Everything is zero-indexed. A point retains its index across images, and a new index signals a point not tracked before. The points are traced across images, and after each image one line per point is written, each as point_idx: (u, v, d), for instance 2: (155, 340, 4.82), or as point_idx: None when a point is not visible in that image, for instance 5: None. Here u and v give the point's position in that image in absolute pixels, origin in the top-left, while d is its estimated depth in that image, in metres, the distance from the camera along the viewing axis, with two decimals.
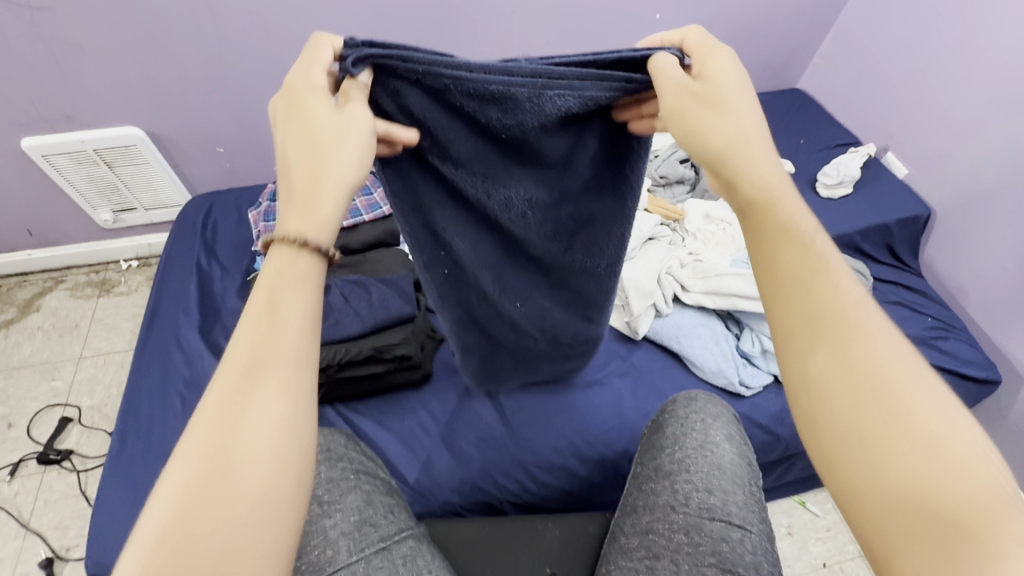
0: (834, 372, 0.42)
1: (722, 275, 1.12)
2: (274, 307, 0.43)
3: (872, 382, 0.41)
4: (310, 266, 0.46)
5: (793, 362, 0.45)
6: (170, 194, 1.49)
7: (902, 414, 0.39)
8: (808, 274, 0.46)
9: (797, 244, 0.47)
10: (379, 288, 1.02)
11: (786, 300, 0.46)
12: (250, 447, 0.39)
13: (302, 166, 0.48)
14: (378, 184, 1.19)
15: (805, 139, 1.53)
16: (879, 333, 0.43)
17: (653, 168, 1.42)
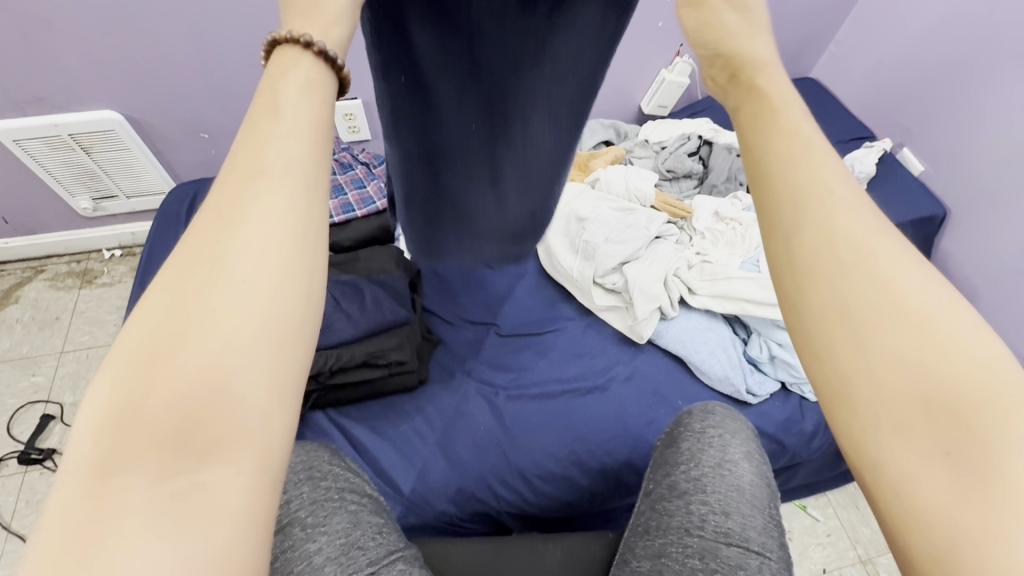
0: (826, 243, 0.31)
1: (732, 279, 1.07)
2: (269, 107, 0.30)
3: (858, 256, 0.31)
4: (316, 78, 0.32)
5: (777, 241, 0.32)
6: (153, 181, 1.42)
7: (894, 295, 0.30)
8: (791, 142, 0.34)
9: (781, 124, 0.35)
10: (373, 290, 0.97)
11: (766, 170, 0.33)
12: (228, 314, 0.26)
13: (291, 12, 0.34)
14: (371, 177, 1.12)
15: (817, 132, 1.47)
16: (853, 203, 0.33)
17: (659, 161, 1.36)
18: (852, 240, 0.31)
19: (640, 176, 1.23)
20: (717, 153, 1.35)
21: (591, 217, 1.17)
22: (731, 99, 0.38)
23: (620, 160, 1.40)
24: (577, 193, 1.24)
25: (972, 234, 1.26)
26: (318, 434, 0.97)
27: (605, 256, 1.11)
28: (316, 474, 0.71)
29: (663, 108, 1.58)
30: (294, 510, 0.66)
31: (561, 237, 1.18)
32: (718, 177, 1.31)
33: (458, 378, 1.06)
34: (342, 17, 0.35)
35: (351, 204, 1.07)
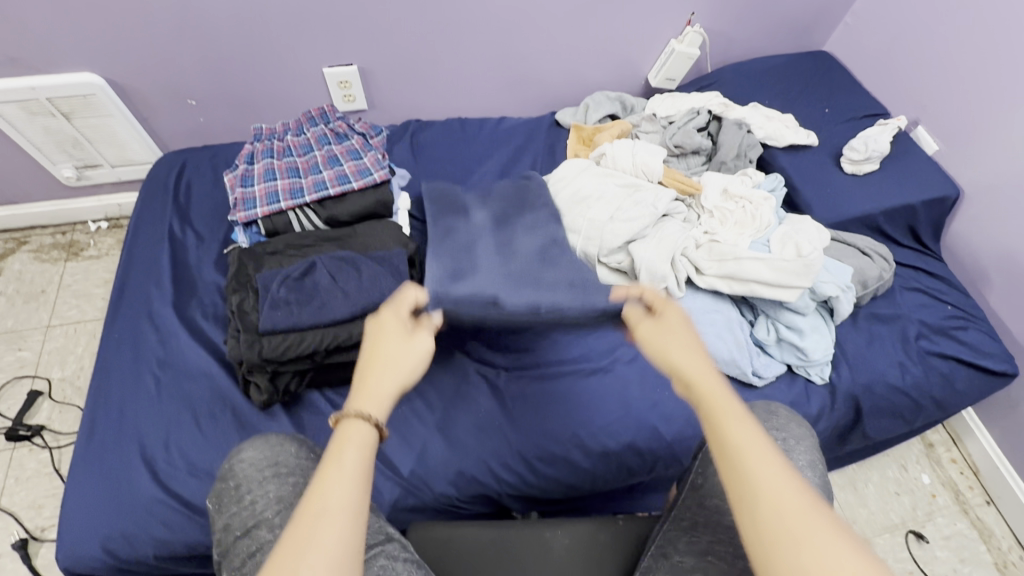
0: (744, 488, 0.49)
1: (742, 260, 1.03)
2: (337, 457, 0.53)
3: (762, 501, 0.47)
4: (368, 434, 0.55)
5: (735, 480, 0.50)
6: (139, 150, 1.35)
7: (788, 530, 0.45)
8: (715, 421, 0.54)
9: (720, 413, 0.54)
10: (369, 267, 0.93)
11: (710, 436, 0.54)
12: (315, 555, 0.45)
13: (362, 380, 0.61)
14: (366, 147, 1.07)
15: (830, 108, 1.41)
16: (759, 449, 0.50)
17: (667, 136, 1.31)
18: (737, 469, 0.50)
19: (647, 151, 1.18)
20: (727, 129, 1.30)
21: (595, 194, 1.12)
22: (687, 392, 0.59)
23: (625, 135, 1.35)
24: (582, 170, 1.21)
25: (984, 216, 1.22)
26: (314, 414, 0.95)
27: (610, 235, 1.07)
28: (283, 470, 0.68)
29: (671, 80, 1.52)
30: (263, 511, 0.65)
31: (564, 215, 1.14)
32: (728, 153, 1.27)
33: (458, 359, 1.03)
34: (387, 399, 0.59)
35: (346, 176, 1.02)
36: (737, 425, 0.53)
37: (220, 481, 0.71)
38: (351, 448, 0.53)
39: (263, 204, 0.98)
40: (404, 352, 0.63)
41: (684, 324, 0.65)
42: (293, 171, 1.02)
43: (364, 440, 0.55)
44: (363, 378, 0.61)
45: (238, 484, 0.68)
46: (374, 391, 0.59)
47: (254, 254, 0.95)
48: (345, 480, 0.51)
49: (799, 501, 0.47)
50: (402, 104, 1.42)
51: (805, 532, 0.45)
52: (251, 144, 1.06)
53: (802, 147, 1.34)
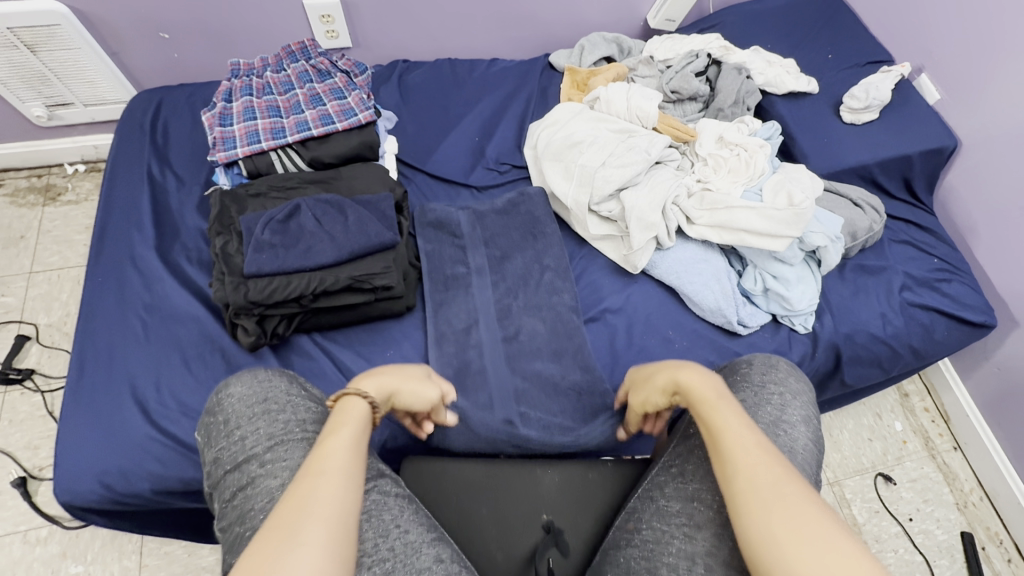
0: (744, 465, 0.57)
1: (733, 209, 1.01)
2: (337, 428, 0.64)
3: (749, 477, 0.56)
4: (358, 411, 0.67)
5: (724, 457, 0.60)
6: (112, 89, 1.29)
7: (768, 497, 0.54)
8: (715, 411, 0.65)
9: (711, 409, 0.66)
10: (356, 210, 0.91)
11: (714, 423, 0.64)
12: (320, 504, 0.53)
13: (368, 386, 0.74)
14: (350, 86, 1.02)
15: (834, 54, 1.36)
16: (747, 436, 0.60)
17: (664, 80, 1.27)
18: (724, 448, 0.60)
19: (642, 94, 1.14)
20: (726, 74, 1.26)
21: (588, 140, 1.09)
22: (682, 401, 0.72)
23: (621, 80, 1.31)
24: (575, 115, 1.17)
25: (977, 169, 1.21)
26: (304, 359, 0.95)
27: (601, 183, 1.05)
28: (272, 408, 0.70)
29: (671, 22, 1.45)
30: (252, 447, 0.66)
31: (555, 162, 1.12)
32: (725, 100, 1.23)
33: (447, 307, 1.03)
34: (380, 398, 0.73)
35: (330, 117, 0.98)
36: (728, 412, 0.64)
37: (207, 414, 0.73)
38: (349, 420, 0.65)
39: (244, 144, 0.94)
40: (406, 381, 0.78)
41: (661, 365, 0.82)
42: (274, 110, 0.98)
43: (358, 410, 0.67)
44: (372, 378, 0.75)
45: (228, 419, 0.70)
46: (377, 383, 0.74)
47: (236, 196, 0.93)
48: (347, 451, 0.61)
49: (776, 474, 0.56)
50: (388, 43, 1.35)
51: (778, 496, 0.54)
52: (229, 80, 1.01)
53: (802, 95, 1.30)
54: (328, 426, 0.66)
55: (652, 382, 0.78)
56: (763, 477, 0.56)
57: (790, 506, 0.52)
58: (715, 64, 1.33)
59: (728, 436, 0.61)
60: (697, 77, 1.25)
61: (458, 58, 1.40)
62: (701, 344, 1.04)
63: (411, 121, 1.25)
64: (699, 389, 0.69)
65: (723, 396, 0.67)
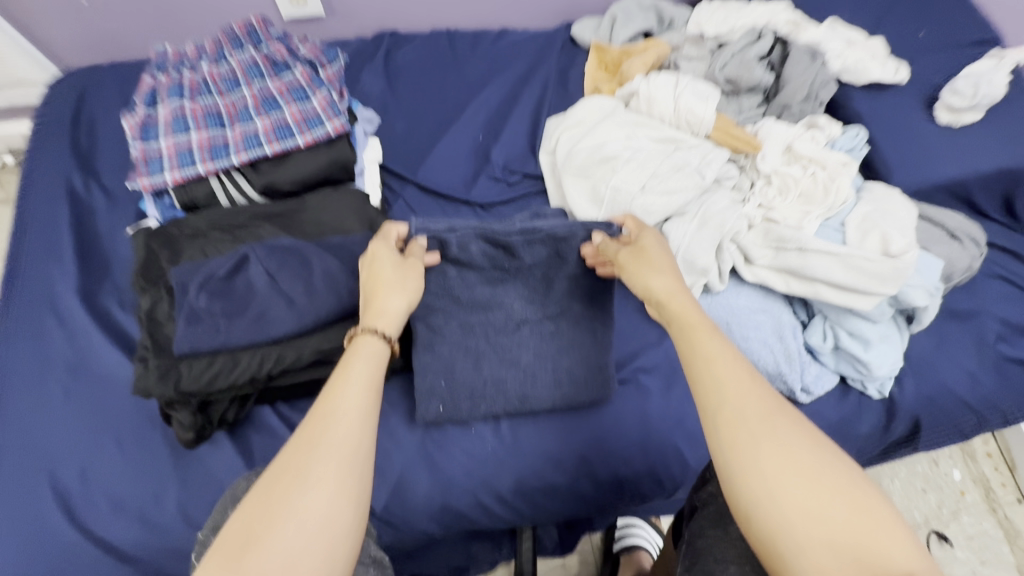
0: (731, 385, 0.52)
1: (808, 253, 0.80)
2: (341, 371, 0.55)
3: (733, 398, 0.51)
4: (375, 349, 0.57)
5: (708, 373, 0.53)
6: (28, 68, 1.04)
7: (752, 426, 0.49)
8: (692, 327, 0.57)
9: (685, 318, 0.59)
10: (322, 259, 0.70)
11: (694, 337, 0.56)
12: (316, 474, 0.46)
13: (366, 309, 0.62)
14: (315, 82, 0.77)
15: (929, 29, 1.08)
16: (726, 353, 0.54)
17: (716, 66, 1.01)
18: (703, 366, 0.54)
19: (694, 91, 0.88)
20: (797, 59, 0.99)
21: (623, 154, 0.86)
22: (660, 312, 0.63)
23: (662, 63, 1.05)
24: (605, 115, 0.92)
25: None
26: (266, 438, 0.77)
27: (641, 213, 0.82)
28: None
29: None
30: None
31: (580, 178, 0.88)
32: (795, 94, 0.98)
33: None
34: (395, 319, 0.62)
35: (288, 127, 0.74)
36: (718, 345, 0.55)
37: (212, 531, 0.58)
38: (366, 358, 0.56)
39: (174, 166, 0.71)
40: (406, 281, 0.66)
41: (663, 250, 0.68)
42: (215, 117, 0.74)
43: (374, 355, 0.57)
44: (371, 297, 0.63)
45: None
46: (385, 310, 0.62)
47: (168, 240, 0.71)
48: (372, 396, 0.53)
49: (762, 398, 0.51)
50: (371, 9, 1.08)
51: (769, 427, 0.49)
52: (153, 75, 0.76)
53: (888, 86, 1.04)
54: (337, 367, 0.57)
55: (648, 276, 0.65)
56: (751, 414, 0.50)
57: (792, 440, 0.48)
58: (780, 42, 1.06)
59: (717, 369, 0.53)
60: (760, 63, 0.99)
61: (458, 30, 1.12)
62: None
63: (399, 116, 1.01)
64: (684, 314, 0.59)
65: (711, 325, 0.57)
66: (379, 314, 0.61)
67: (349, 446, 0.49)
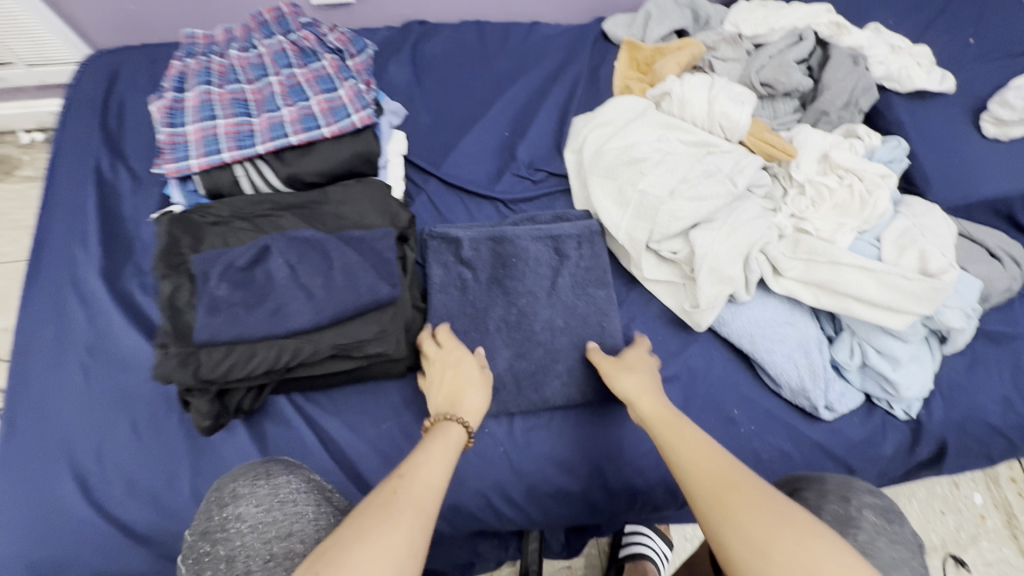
0: (694, 453, 0.57)
1: (840, 267, 0.77)
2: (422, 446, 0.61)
3: (701, 460, 0.56)
4: (456, 436, 0.63)
5: (675, 450, 0.59)
6: (60, 48, 1.04)
7: (720, 480, 0.53)
8: (656, 417, 0.65)
9: (654, 408, 0.67)
10: (342, 253, 0.69)
11: (660, 426, 0.63)
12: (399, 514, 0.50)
13: (443, 401, 0.70)
14: (343, 73, 0.76)
15: (978, 37, 1.04)
16: (687, 430, 0.61)
17: (752, 68, 0.98)
18: (669, 448, 0.60)
19: (730, 94, 0.86)
20: (838, 63, 0.96)
21: (653, 156, 0.84)
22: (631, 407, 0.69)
23: (695, 62, 1.02)
24: (636, 115, 0.90)
25: None
26: (279, 428, 0.77)
27: (668, 219, 0.80)
28: (296, 550, 0.54)
29: None
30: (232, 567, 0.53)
31: (606, 179, 0.86)
32: (834, 101, 0.94)
33: None
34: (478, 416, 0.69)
35: (313, 117, 0.73)
36: (681, 433, 0.60)
37: (201, 536, 0.57)
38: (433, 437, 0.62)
39: (200, 153, 0.71)
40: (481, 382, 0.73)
41: (648, 367, 0.76)
42: (242, 105, 0.73)
43: (456, 439, 0.63)
44: (458, 393, 0.70)
45: (233, 557, 0.54)
46: (469, 404, 0.69)
47: (192, 226, 0.71)
48: (441, 458, 0.59)
49: (719, 458, 0.55)
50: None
51: (734, 481, 0.52)
52: (180, 59, 0.76)
53: (931, 95, 1.00)
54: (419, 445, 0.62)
55: (622, 386, 0.72)
56: (715, 472, 0.54)
57: (766, 511, 0.48)
58: (820, 46, 1.02)
59: (684, 445, 0.59)
60: (798, 66, 0.96)
61: (487, 22, 1.11)
62: (773, 430, 0.83)
63: (425, 109, 0.99)
64: (648, 411, 0.67)
65: (673, 418, 0.64)
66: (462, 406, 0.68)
67: (416, 491, 0.53)
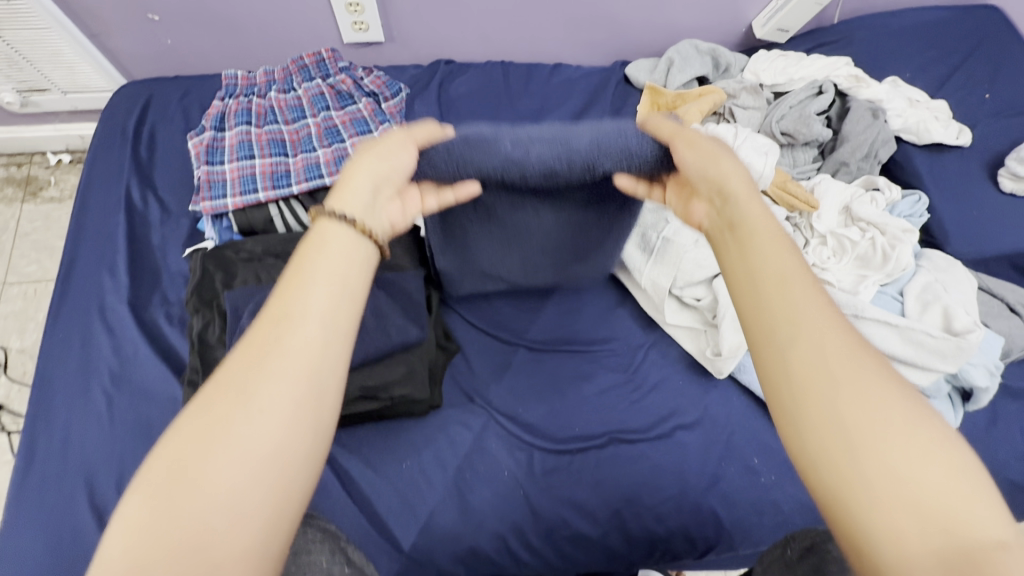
0: (802, 323, 0.41)
1: (862, 320, 0.77)
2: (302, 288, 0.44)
3: (796, 336, 0.40)
4: (342, 239, 0.48)
5: (749, 304, 0.44)
6: (97, 77, 1.07)
7: (826, 385, 0.38)
8: (744, 234, 0.48)
9: (735, 234, 0.48)
10: (373, 295, 0.71)
11: (746, 250, 0.46)
12: (265, 405, 0.38)
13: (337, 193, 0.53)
14: (378, 116, 0.78)
15: (992, 93, 1.06)
16: (786, 280, 0.43)
17: (772, 117, 1.01)
18: (750, 281, 0.45)
19: (754, 145, 0.87)
20: (857, 116, 0.98)
21: (677, 205, 0.85)
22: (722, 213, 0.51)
23: (716, 109, 1.04)
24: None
25: None
26: None
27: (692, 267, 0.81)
28: None
29: (783, 32, 1.15)
30: None
31: (629, 225, 0.88)
32: (854, 153, 0.96)
33: (475, 407, 0.83)
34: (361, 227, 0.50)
35: (347, 158, 0.74)
36: (789, 285, 0.43)
37: None
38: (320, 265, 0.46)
39: (236, 191, 0.72)
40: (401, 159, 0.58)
41: (714, 145, 0.55)
42: (278, 145, 0.75)
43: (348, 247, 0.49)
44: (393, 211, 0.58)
45: None
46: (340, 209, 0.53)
47: (223, 262, 0.71)
48: (336, 319, 0.44)
49: (830, 332, 0.40)
50: (429, 40, 1.10)
51: (852, 374, 0.38)
52: (220, 98, 0.78)
53: (948, 148, 1.02)
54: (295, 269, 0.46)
55: (689, 155, 0.55)
56: (831, 356, 0.39)
57: (871, 419, 0.36)
58: (840, 97, 1.04)
59: (788, 295, 0.42)
60: (819, 118, 0.98)
61: (513, 63, 1.13)
62: (794, 480, 0.82)
63: None
64: (743, 205, 0.49)
65: (755, 235, 0.47)
66: (344, 197, 0.51)
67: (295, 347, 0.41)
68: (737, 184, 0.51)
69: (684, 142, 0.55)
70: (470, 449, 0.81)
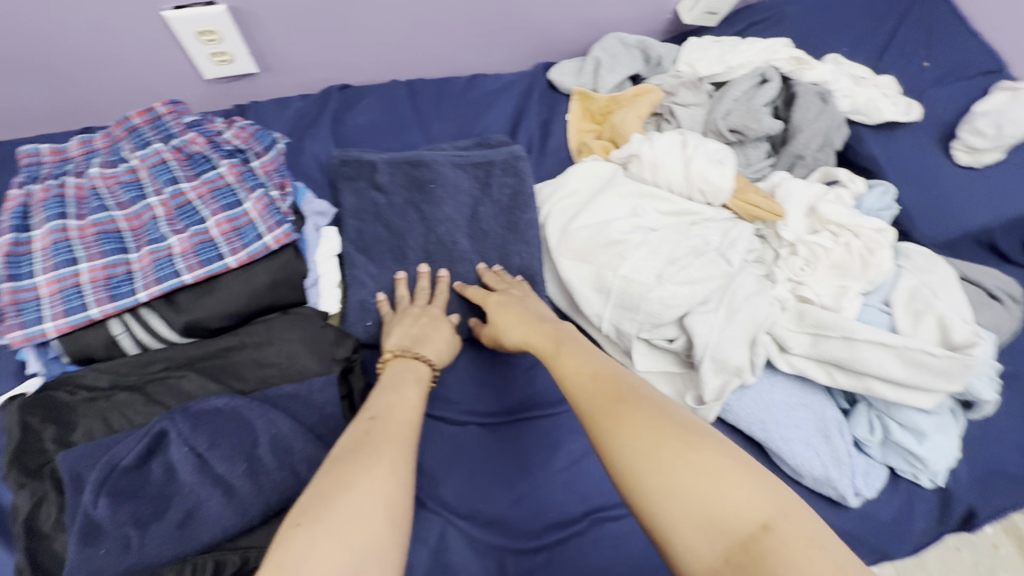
0: (593, 384, 0.54)
1: (855, 343, 0.68)
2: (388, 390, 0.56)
3: (607, 390, 0.53)
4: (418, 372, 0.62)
5: (570, 379, 0.57)
6: None
7: (608, 426, 0.49)
8: (558, 336, 0.65)
9: (553, 334, 0.66)
10: (269, 420, 0.54)
11: (569, 344, 0.62)
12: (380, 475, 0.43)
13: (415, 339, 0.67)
14: (247, 180, 0.61)
15: (930, 61, 1.01)
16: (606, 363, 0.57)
17: (716, 113, 0.90)
18: (566, 366, 0.59)
19: (707, 153, 0.76)
20: (806, 102, 0.89)
21: (631, 237, 0.73)
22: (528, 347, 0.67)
23: (654, 110, 0.93)
24: (604, 184, 0.80)
25: None
26: None
27: (657, 308, 0.70)
28: None
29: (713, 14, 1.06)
30: None
31: (580, 264, 0.75)
32: (809, 144, 0.87)
33: (427, 514, 0.68)
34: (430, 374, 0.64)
35: (213, 245, 0.57)
36: (576, 356, 0.60)
37: None
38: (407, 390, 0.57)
39: (57, 312, 0.53)
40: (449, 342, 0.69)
41: (516, 300, 0.73)
42: (113, 239, 0.57)
43: (423, 374, 0.61)
44: (415, 335, 0.68)
45: None
46: (430, 343, 0.67)
47: (54, 410, 0.52)
48: (411, 398, 0.54)
49: (626, 385, 0.53)
50: (315, 66, 0.92)
51: (630, 410, 0.49)
52: (25, 186, 0.59)
53: (899, 125, 0.96)
54: (384, 383, 0.58)
55: (506, 323, 0.70)
56: (613, 404, 0.51)
57: (659, 431, 0.46)
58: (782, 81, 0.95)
59: (587, 374, 0.56)
60: (766, 109, 0.88)
61: (420, 81, 0.97)
62: None
63: None
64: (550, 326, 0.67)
65: (562, 341, 0.63)
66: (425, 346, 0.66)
67: (394, 431, 0.48)
68: (533, 321, 0.69)
69: (497, 305, 0.72)
70: (430, 572, 0.64)
